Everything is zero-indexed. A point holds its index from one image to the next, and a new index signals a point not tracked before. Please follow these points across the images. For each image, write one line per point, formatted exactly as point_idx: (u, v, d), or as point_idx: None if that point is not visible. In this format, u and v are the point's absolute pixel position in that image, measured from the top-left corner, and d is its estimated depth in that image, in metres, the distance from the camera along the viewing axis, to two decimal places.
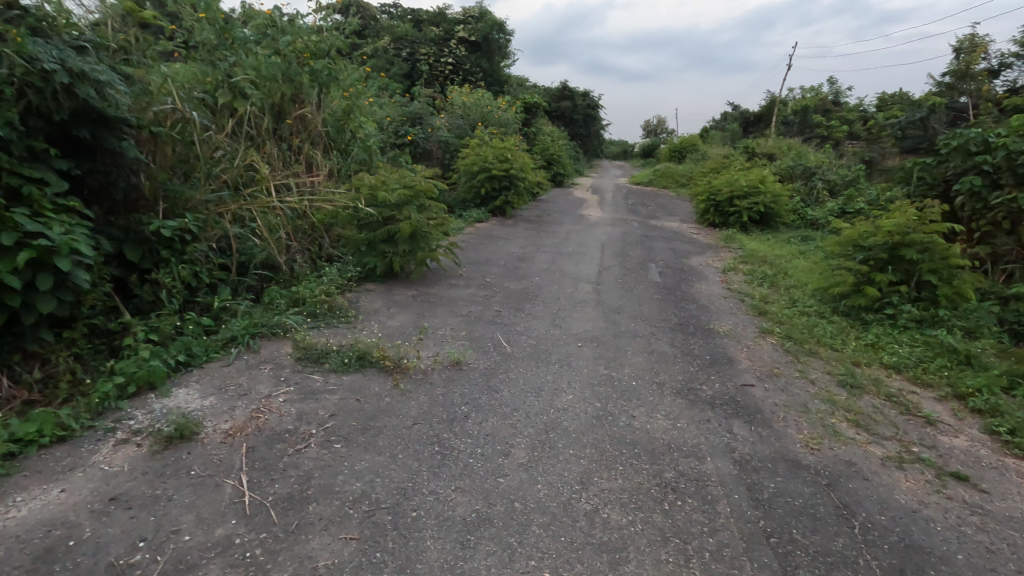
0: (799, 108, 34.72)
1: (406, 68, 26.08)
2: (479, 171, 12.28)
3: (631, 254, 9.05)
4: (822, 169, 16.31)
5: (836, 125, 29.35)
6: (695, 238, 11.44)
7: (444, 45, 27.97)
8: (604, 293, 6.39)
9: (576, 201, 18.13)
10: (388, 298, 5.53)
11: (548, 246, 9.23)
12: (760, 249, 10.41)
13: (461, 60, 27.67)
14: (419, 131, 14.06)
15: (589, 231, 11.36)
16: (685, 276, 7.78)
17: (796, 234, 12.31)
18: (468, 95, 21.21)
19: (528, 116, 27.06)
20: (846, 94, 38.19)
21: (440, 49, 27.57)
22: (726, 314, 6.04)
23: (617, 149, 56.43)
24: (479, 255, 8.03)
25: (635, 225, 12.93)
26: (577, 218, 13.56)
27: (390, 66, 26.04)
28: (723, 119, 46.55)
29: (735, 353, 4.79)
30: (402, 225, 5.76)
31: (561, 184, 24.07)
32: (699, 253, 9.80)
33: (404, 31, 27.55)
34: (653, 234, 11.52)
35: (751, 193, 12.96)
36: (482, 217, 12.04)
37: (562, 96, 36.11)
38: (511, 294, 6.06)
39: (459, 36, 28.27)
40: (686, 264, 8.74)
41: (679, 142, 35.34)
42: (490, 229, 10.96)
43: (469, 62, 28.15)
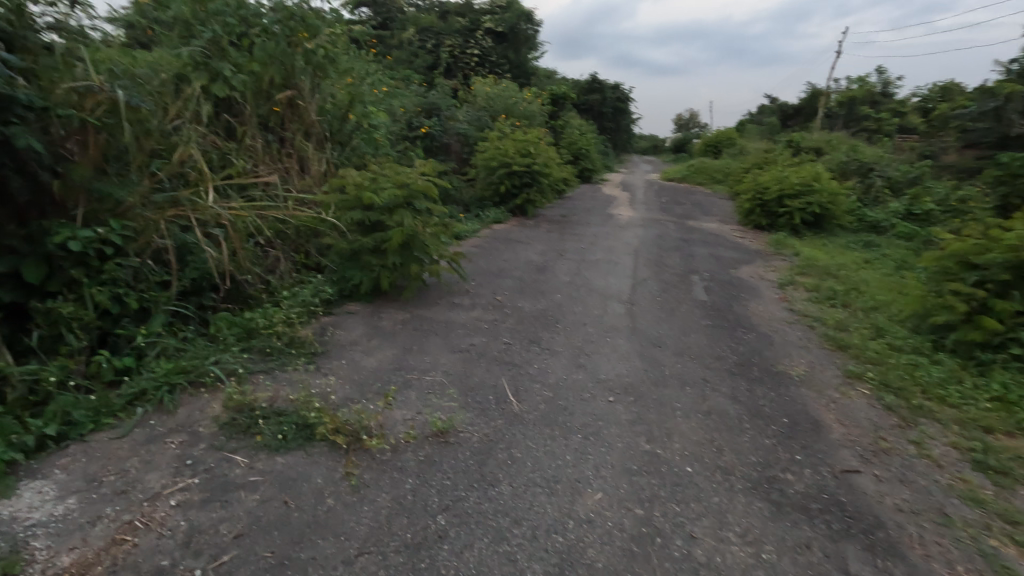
0: (845, 100, 32.56)
1: (429, 60, 25.09)
2: (499, 166, 11.17)
3: (670, 262, 7.82)
4: (880, 165, 14.70)
5: (887, 118, 27.27)
6: (740, 243, 10.11)
7: (469, 36, 26.89)
8: (640, 317, 5.21)
9: (605, 198, 16.88)
10: (371, 325, 4.46)
11: (574, 252, 8.08)
12: (818, 257, 9.06)
13: (486, 51, 26.56)
14: (435, 122, 13.00)
15: (620, 234, 10.15)
16: (735, 292, 6.53)
17: (856, 238, 10.86)
18: (491, 86, 20.08)
19: (556, 108, 25.81)
20: (895, 84, 35.78)
21: (465, 40, 26.49)
22: (795, 347, 4.81)
23: (647, 144, 54.65)
24: (492, 264, 6.94)
25: (671, 226, 11.66)
26: (606, 218, 12.34)
27: (413, 58, 25.07)
28: (760, 112, 44.39)
29: (820, 413, 3.57)
30: (392, 234, 4.69)
31: (588, 180, 22.77)
32: (747, 262, 8.51)
33: (428, 22, 26.55)
34: (692, 238, 10.26)
35: (803, 191, 11.53)
36: (501, 217, 10.94)
37: (591, 88, 34.68)
38: (525, 318, 4.94)
39: (485, 26, 27.14)
40: (734, 275, 7.47)
41: (714, 136, 33.56)
42: (510, 231, 9.86)
43: (495, 53, 27.01)
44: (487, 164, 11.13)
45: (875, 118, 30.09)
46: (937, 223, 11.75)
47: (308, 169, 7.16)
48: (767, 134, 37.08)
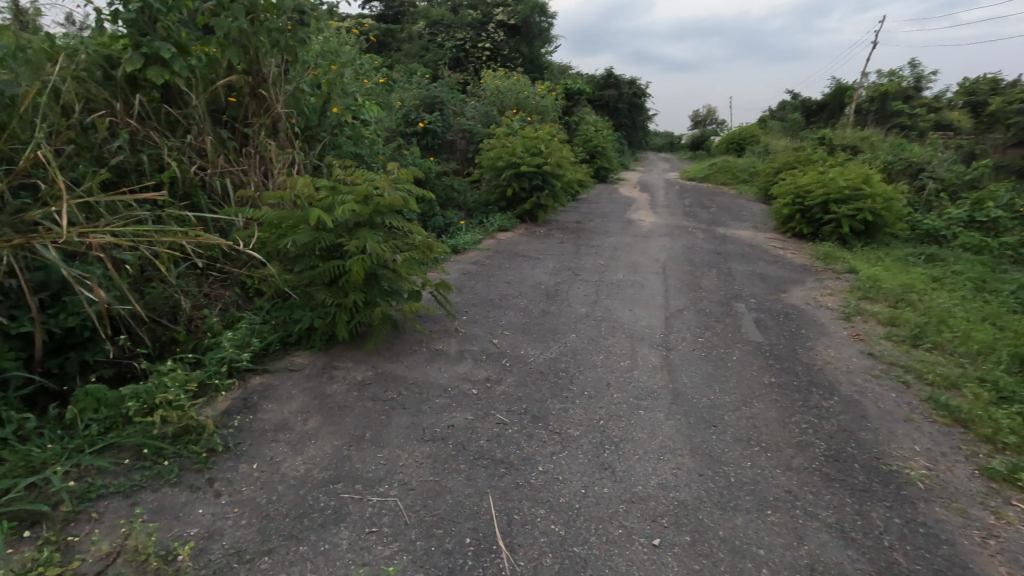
0: (877, 95, 30.81)
1: (438, 53, 23.93)
2: (507, 167, 9.91)
3: (709, 284, 6.52)
4: (932, 165, 13.23)
5: (924, 114, 25.56)
6: (784, 258, 8.75)
7: (480, 29, 25.61)
8: (682, 373, 3.94)
9: (623, 201, 15.56)
10: (314, 392, 3.25)
11: (592, 271, 6.81)
12: (880, 275, 7.70)
13: (499, 44, 25.28)
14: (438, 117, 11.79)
15: (644, 245, 8.87)
16: (797, 329, 5.22)
17: (915, 250, 9.48)
18: (502, 80, 18.82)
19: (570, 104, 24.47)
20: (929, 79, 33.97)
21: (477, 33, 25.27)
22: (898, 422, 3.52)
23: (662, 141, 53.06)
24: (493, 289, 5.70)
25: (701, 235, 10.33)
26: (626, 225, 11.08)
27: (422, 51, 23.92)
28: (782, 108, 42.68)
29: (984, 567, 2.29)
30: (350, 264, 3.47)
31: (604, 180, 21.42)
32: (797, 281, 7.20)
33: (439, 14, 25.36)
34: (727, 250, 8.96)
35: (852, 196, 10.14)
36: (510, 224, 9.69)
37: (607, 84, 33.24)
38: (529, 376, 3.69)
39: (498, 19, 25.90)
40: (787, 302, 6.16)
41: (737, 133, 31.96)
42: (518, 241, 8.62)
43: (508, 46, 25.77)
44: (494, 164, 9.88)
45: (910, 115, 28.36)
46: (1005, 233, 10.31)
47: (270, 171, 5.95)
48: (791, 131, 35.46)
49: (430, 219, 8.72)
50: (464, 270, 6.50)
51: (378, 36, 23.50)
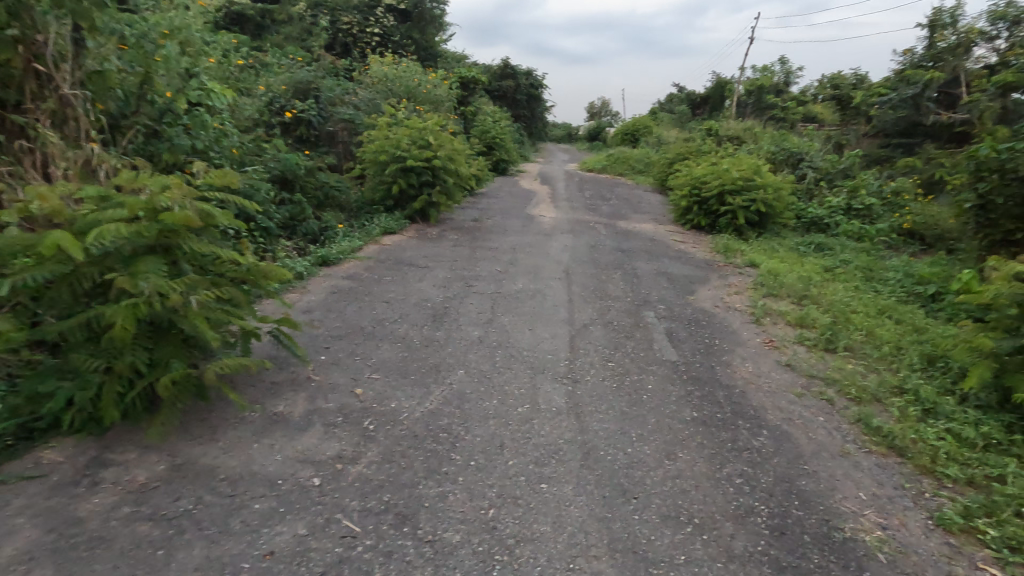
0: (753, 89, 32.82)
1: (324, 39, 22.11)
2: (392, 161, 8.85)
3: (615, 290, 5.95)
4: (810, 155, 13.86)
5: (795, 107, 27.47)
6: (687, 253, 8.50)
7: (368, 12, 23.85)
8: (591, 417, 3.23)
9: (524, 195, 14.95)
10: (57, 516, 2.15)
11: (488, 280, 6.02)
12: (778, 267, 7.61)
13: (388, 29, 23.70)
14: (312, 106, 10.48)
15: (545, 244, 8.23)
16: (710, 339, 4.75)
17: (804, 240, 9.66)
18: (390, 67, 17.47)
19: (466, 93, 23.53)
20: (796, 75, 36.81)
21: (365, 18, 23.59)
22: (835, 459, 3.05)
23: (562, 132, 53.71)
24: (367, 313, 4.71)
25: (603, 231, 9.91)
26: (527, 221, 10.43)
27: (305, 36, 21.95)
28: (670, 101, 44.59)
29: None
30: (113, 321, 2.39)
31: (505, 173, 20.74)
32: (702, 280, 6.88)
33: None
34: (631, 247, 8.56)
35: (746, 187, 10.17)
36: (398, 226, 8.66)
37: (504, 74, 32.60)
38: (399, 445, 2.81)
39: (386, 3, 24.33)
40: (696, 306, 5.73)
41: (631, 124, 32.67)
42: (406, 246, 7.64)
43: (399, 33, 24.31)
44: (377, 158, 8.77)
45: (783, 108, 30.46)
46: (879, 219, 10.86)
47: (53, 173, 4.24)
48: (680, 123, 36.99)
49: (301, 223, 7.49)
50: (335, 287, 5.44)
51: (250, 16, 21.06)
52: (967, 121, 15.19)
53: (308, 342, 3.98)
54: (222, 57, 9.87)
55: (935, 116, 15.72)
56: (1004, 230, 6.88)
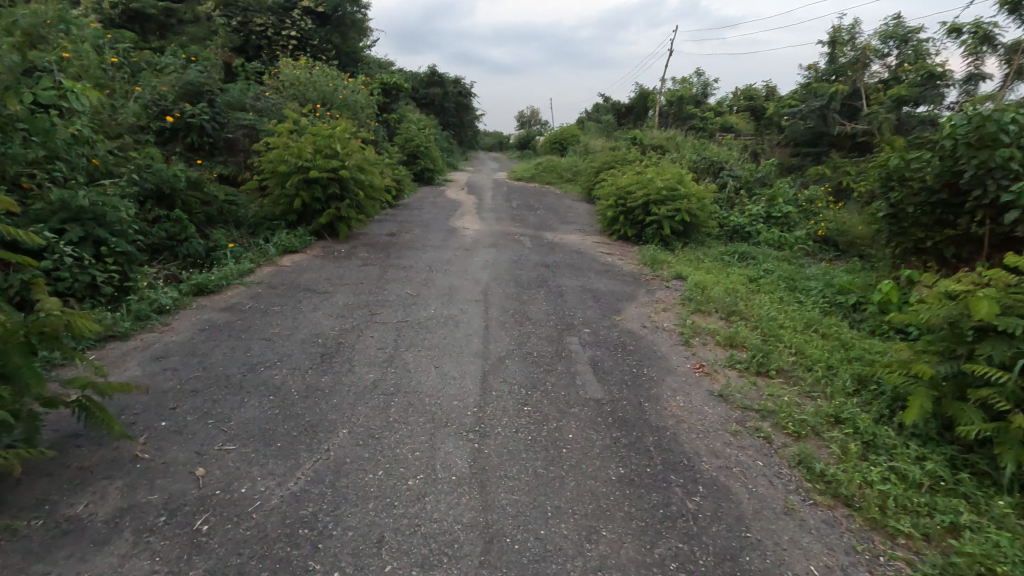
0: (674, 100, 33.86)
1: (234, 41, 20.60)
2: (293, 172, 7.97)
3: (538, 312, 5.45)
4: (730, 163, 14.12)
5: (713, 118, 28.50)
6: (614, 266, 8.17)
7: (283, 13, 22.48)
8: (500, 485, 2.66)
9: (448, 205, 14.32)
10: None
11: (396, 306, 5.35)
12: (704, 279, 7.42)
13: (306, 32, 22.48)
14: (205, 111, 9.41)
15: (465, 260, 7.65)
16: (638, 367, 4.32)
17: (728, 249, 9.63)
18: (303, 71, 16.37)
19: (390, 100, 22.65)
20: (713, 87, 38.43)
21: (280, 19, 22.24)
22: (779, 519, 2.64)
23: (492, 140, 53.53)
24: (241, 355, 3.93)
25: (528, 243, 9.45)
26: (448, 235, 9.82)
27: (212, 36, 20.36)
28: (596, 110, 45.43)
29: None
30: None
31: (430, 182, 20.01)
32: (629, 296, 6.53)
33: None
34: (557, 260, 8.15)
35: (671, 196, 10.05)
36: (302, 243, 7.80)
37: (431, 81, 31.88)
38: (241, 555, 2.13)
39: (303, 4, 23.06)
40: (623, 327, 5.33)
41: (559, 133, 32.83)
42: (308, 266, 6.82)
43: (318, 36, 23.08)
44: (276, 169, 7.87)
45: (702, 118, 31.58)
46: (796, 227, 11.08)
47: None
48: (606, 132, 37.63)
49: (182, 244, 6.52)
50: (209, 323, 4.59)
51: (148, 14, 19.27)
52: (868, 131, 16.04)
53: (150, 402, 3.17)
54: (91, 52, 8.63)
55: (840, 127, 16.50)
56: (914, 238, 6.98)
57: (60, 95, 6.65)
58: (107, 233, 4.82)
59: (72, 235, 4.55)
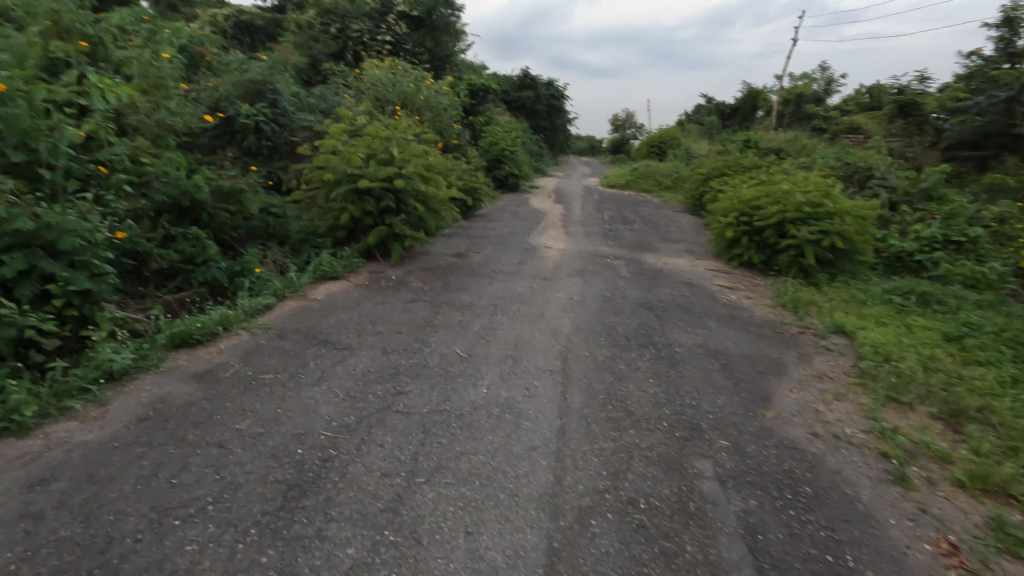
0: (792, 97, 30.13)
1: (330, 47, 20.44)
2: (342, 182, 6.67)
3: (643, 400, 3.61)
4: (882, 170, 11.30)
5: (841, 117, 24.72)
6: (743, 310, 6.11)
7: (379, 18, 22.03)
8: None
9: (531, 217, 12.70)
10: None
11: (436, 378, 3.74)
12: (882, 339, 5.19)
13: (400, 36, 21.95)
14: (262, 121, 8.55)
15: (541, 296, 5.94)
16: (828, 546, 2.41)
17: (897, 286, 7.17)
18: (386, 72, 15.51)
19: (478, 102, 21.53)
20: (837, 83, 33.94)
21: (377, 25, 21.83)
22: None
23: (584, 143, 51.64)
24: (165, 482, 2.45)
25: (623, 270, 7.59)
26: (525, 257, 8.16)
27: (311, 44, 20.31)
28: (699, 111, 42.01)
29: None
30: None
31: (515, 188, 18.56)
32: (775, 366, 4.49)
33: (333, 3, 21.79)
34: (664, 299, 6.24)
35: (814, 214, 7.74)
36: (347, 267, 6.49)
37: (524, 84, 30.62)
38: None
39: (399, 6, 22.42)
40: (781, 434, 3.36)
41: (658, 135, 30.25)
42: (345, 299, 5.45)
43: (412, 39, 22.48)
44: (323, 177, 6.62)
45: (825, 118, 27.72)
46: (988, 257, 8.29)
47: None
48: (709, 134, 34.43)
49: (198, 269, 5.40)
50: (165, 400, 3.22)
51: None
52: None
53: None
54: (146, 50, 7.93)
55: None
56: None
57: (81, 92, 5.74)
58: (58, 266, 3.55)
59: (6, 271, 3.31)
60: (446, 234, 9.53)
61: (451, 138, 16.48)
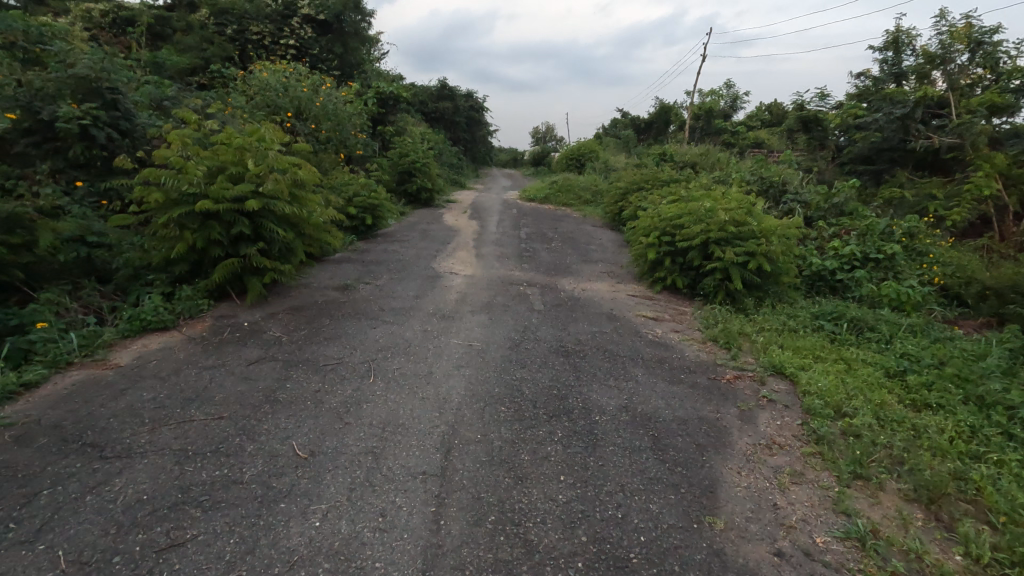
0: (702, 113, 31.04)
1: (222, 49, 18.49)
2: (175, 202, 5.20)
3: (550, 522, 2.56)
4: (796, 185, 11.16)
5: (749, 133, 25.56)
6: (671, 350, 5.27)
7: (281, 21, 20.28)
8: None
9: (441, 235, 11.52)
10: None
11: (248, 506, 2.51)
12: (828, 384, 4.48)
13: (304, 41, 20.26)
14: (97, 131, 7.10)
15: (434, 344, 4.80)
16: None
17: (827, 310, 6.67)
18: (277, 75, 13.85)
19: (388, 111, 20.07)
20: (743, 101, 35.50)
21: (278, 27, 20.07)
22: None
23: (506, 156, 51.28)
24: None
25: (538, 302, 6.63)
26: (424, 287, 7.00)
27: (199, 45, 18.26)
28: (616, 125, 42.73)
29: None
30: None
31: (429, 204, 17.37)
32: (714, 433, 3.63)
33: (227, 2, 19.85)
34: (582, 340, 5.29)
35: (739, 234, 7.14)
36: (184, 313, 5.04)
37: (441, 95, 29.55)
38: None
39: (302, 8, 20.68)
40: (737, 563, 2.42)
41: (576, 148, 30.02)
42: (162, 362, 4.04)
43: (318, 45, 20.80)
44: (148, 196, 5.13)
45: (734, 134, 28.62)
46: (906, 274, 8.08)
47: None
48: (626, 148, 34.86)
49: None
50: None
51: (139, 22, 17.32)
52: (956, 145, 12.66)
53: None
54: None
55: (924, 139, 13.37)
56: None
57: None
58: None
59: None
60: (334, 260, 8.16)
61: (355, 149, 15.07)
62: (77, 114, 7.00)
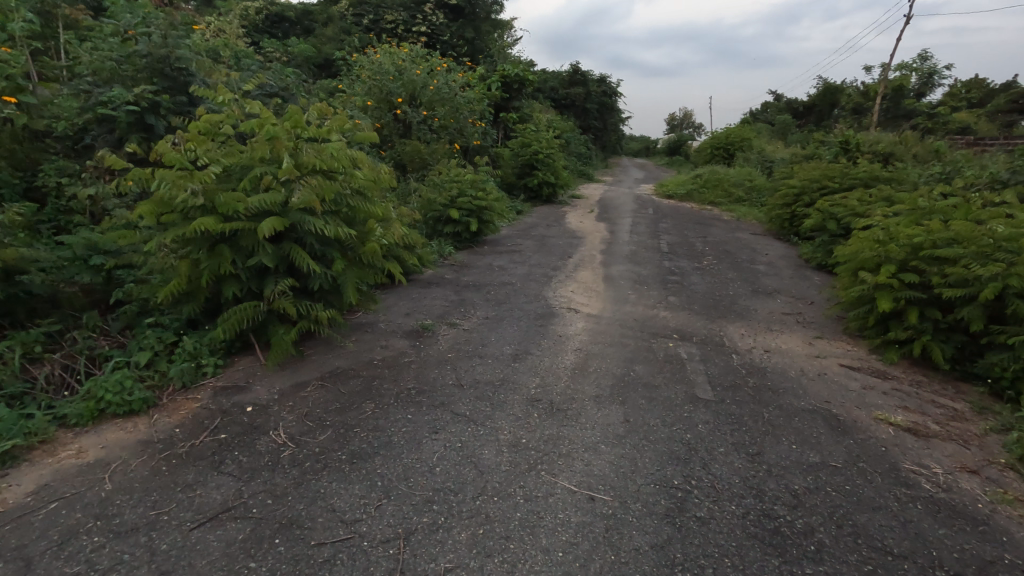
0: (890, 91, 25.36)
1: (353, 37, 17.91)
2: (176, 220, 3.63)
3: None
4: None
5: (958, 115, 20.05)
6: (991, 540, 2.65)
7: (414, 7, 19.27)
8: None
9: (561, 244, 9.41)
10: None
11: None
12: None
13: (436, 28, 18.74)
14: (155, 120, 5.97)
15: (531, 489, 2.70)
16: None
17: None
18: (393, 57, 12.56)
19: (513, 97, 17.77)
20: (943, 75, 28.74)
21: (410, 12, 19.13)
22: None
23: (638, 146, 47.65)
24: None
25: (700, 377, 4.26)
26: (529, 336, 4.93)
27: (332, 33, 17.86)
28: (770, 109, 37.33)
29: None
30: None
31: (551, 200, 15.30)
32: None
33: None
34: (802, 493, 2.85)
35: None
36: (176, 386, 3.49)
37: (573, 81, 27.24)
38: None
39: None
40: None
41: (723, 135, 25.98)
42: (66, 510, 2.39)
43: (449, 30, 19.41)
44: (140, 211, 3.58)
45: (934, 117, 22.87)
46: None
47: None
48: (783, 136, 29.94)
49: None
50: None
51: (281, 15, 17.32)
52: None
53: None
54: None
55: None
56: None
57: None
58: None
59: None
60: (420, 281, 6.39)
61: (473, 139, 13.45)
62: (130, 99, 5.86)
